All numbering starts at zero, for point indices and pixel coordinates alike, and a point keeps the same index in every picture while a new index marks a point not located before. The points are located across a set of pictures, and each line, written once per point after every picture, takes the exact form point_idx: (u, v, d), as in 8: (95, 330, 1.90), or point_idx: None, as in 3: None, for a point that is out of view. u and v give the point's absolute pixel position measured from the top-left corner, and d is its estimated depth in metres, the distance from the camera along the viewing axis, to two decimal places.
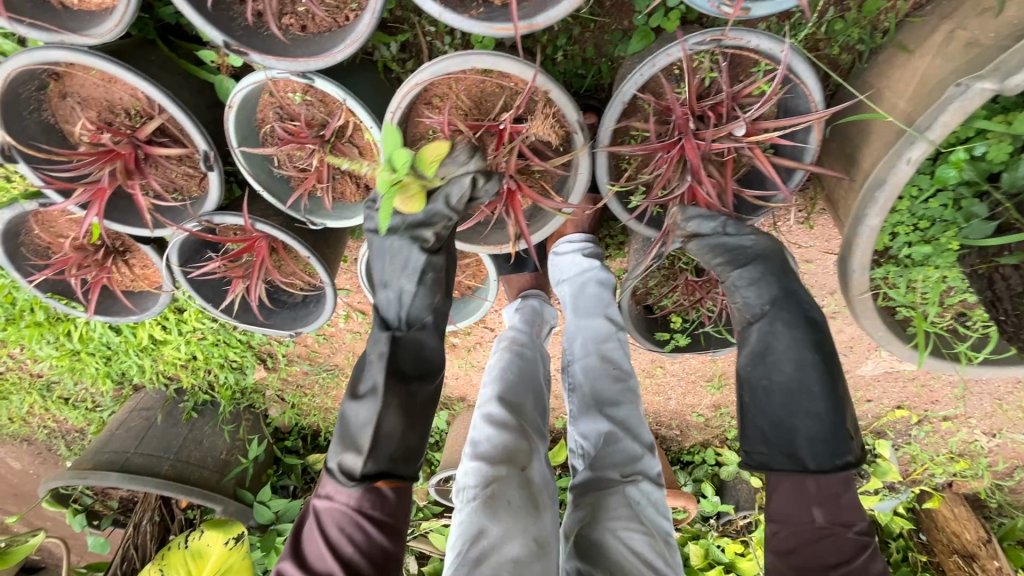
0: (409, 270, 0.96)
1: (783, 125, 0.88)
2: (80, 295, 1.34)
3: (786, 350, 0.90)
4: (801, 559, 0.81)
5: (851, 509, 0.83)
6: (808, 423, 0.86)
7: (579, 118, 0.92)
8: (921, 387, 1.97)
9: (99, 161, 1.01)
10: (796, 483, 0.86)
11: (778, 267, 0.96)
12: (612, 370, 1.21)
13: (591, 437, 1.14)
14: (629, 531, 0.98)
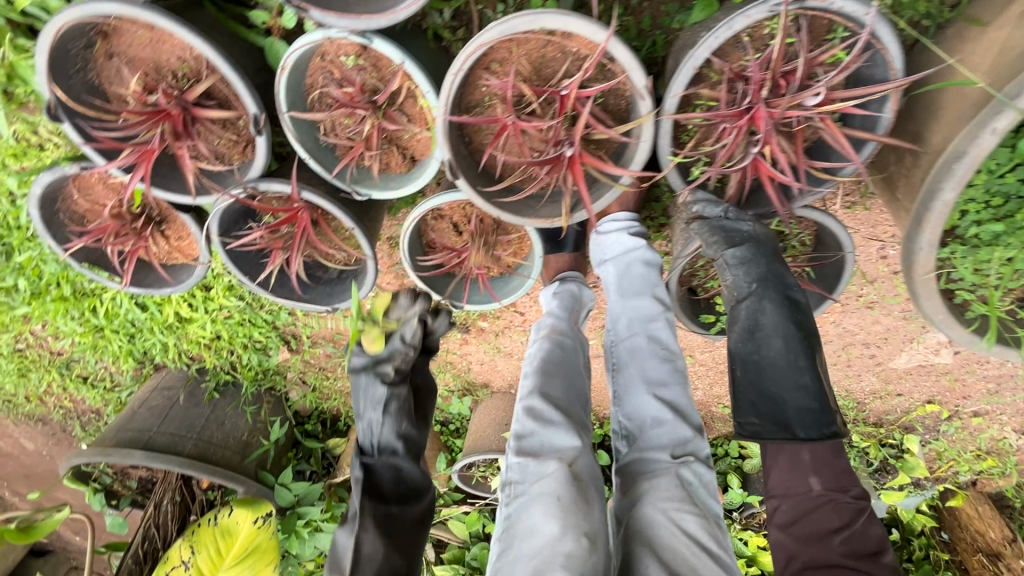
0: (374, 402, 1.08)
1: (860, 93, 0.85)
2: (115, 265, 1.31)
3: (774, 326, 0.98)
4: (803, 526, 0.89)
5: (844, 475, 0.92)
6: (796, 395, 0.93)
7: (647, 83, 0.89)
8: (954, 382, 1.88)
9: (150, 120, 0.99)
10: (792, 456, 0.93)
11: (769, 251, 1.05)
12: (659, 350, 1.17)
13: (639, 420, 1.11)
14: (682, 512, 0.94)
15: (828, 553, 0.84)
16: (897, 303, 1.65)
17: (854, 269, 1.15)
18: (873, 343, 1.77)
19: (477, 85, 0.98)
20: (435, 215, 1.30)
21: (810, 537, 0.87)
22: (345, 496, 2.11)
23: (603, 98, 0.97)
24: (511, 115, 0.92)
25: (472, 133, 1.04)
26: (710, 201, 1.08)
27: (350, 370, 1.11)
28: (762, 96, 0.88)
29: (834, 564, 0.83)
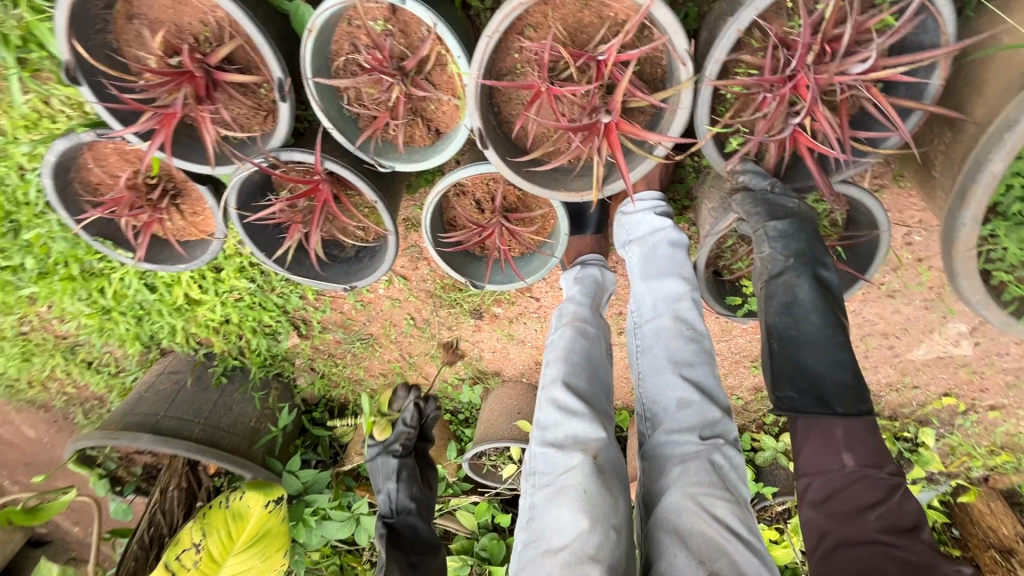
0: (389, 474, 1.51)
1: (910, 60, 0.83)
2: (129, 238, 1.29)
3: (810, 302, 0.98)
4: (835, 502, 0.87)
5: (878, 451, 0.89)
6: (833, 371, 0.94)
7: (688, 48, 0.87)
8: (972, 374, 1.81)
9: (174, 82, 0.95)
10: (825, 433, 0.92)
11: (810, 228, 1.03)
12: (685, 330, 1.13)
13: (665, 400, 1.07)
14: (713, 498, 0.90)
15: (862, 529, 0.82)
16: (919, 290, 1.61)
17: (888, 248, 1.14)
18: (892, 333, 1.72)
19: (509, 52, 0.96)
20: (458, 191, 1.28)
21: (843, 514, 0.86)
22: (352, 485, 2.10)
23: (638, 66, 0.95)
24: (546, 81, 0.89)
25: (501, 103, 1.02)
26: (755, 170, 1.03)
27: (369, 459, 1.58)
28: (807, 63, 0.85)
29: (868, 540, 0.81)
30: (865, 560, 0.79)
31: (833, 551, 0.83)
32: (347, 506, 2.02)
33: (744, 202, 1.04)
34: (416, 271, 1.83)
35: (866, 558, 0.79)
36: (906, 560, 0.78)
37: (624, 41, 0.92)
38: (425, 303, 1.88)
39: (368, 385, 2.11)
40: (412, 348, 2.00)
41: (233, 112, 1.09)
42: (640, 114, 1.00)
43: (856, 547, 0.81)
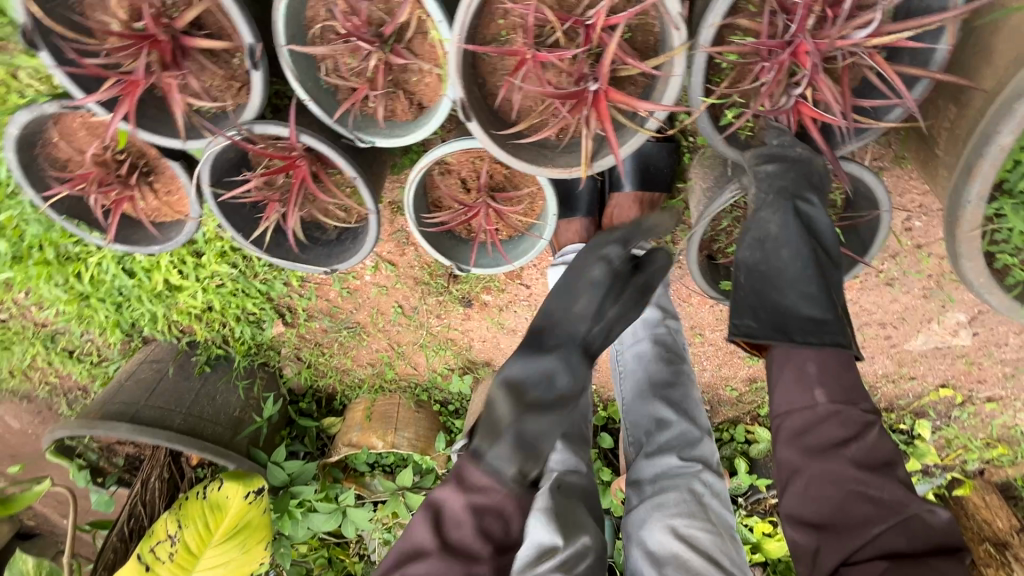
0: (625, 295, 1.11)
1: (916, 23, 0.79)
2: (99, 218, 1.23)
3: (780, 236, 0.95)
4: (808, 439, 0.85)
5: (854, 388, 0.86)
6: (796, 301, 0.91)
7: (681, 11, 0.82)
8: (970, 365, 1.77)
9: (137, 47, 0.90)
10: (798, 367, 0.88)
11: (807, 173, 0.98)
12: (667, 355, 1.20)
13: (645, 425, 1.13)
14: (691, 528, 0.93)
15: (838, 470, 0.81)
16: (917, 279, 1.57)
17: (889, 229, 1.09)
18: (890, 323, 1.68)
19: (493, 18, 0.91)
20: (442, 169, 1.23)
21: (817, 451, 0.84)
22: (340, 477, 2.00)
23: (630, 32, 0.91)
24: (532, 46, 0.84)
25: (486, 73, 0.97)
26: (777, 125, 0.99)
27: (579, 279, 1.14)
28: (807, 27, 0.81)
29: (841, 480, 0.81)
30: (834, 500, 0.81)
31: (803, 490, 0.84)
32: (334, 498, 1.95)
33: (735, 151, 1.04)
34: (403, 257, 1.78)
35: (836, 498, 0.81)
36: (877, 498, 0.79)
37: (613, 5, 0.87)
38: (413, 291, 1.83)
39: (356, 374, 2.05)
40: (401, 337, 1.95)
41: (206, 82, 1.04)
42: (632, 86, 0.96)
43: (827, 488, 0.82)
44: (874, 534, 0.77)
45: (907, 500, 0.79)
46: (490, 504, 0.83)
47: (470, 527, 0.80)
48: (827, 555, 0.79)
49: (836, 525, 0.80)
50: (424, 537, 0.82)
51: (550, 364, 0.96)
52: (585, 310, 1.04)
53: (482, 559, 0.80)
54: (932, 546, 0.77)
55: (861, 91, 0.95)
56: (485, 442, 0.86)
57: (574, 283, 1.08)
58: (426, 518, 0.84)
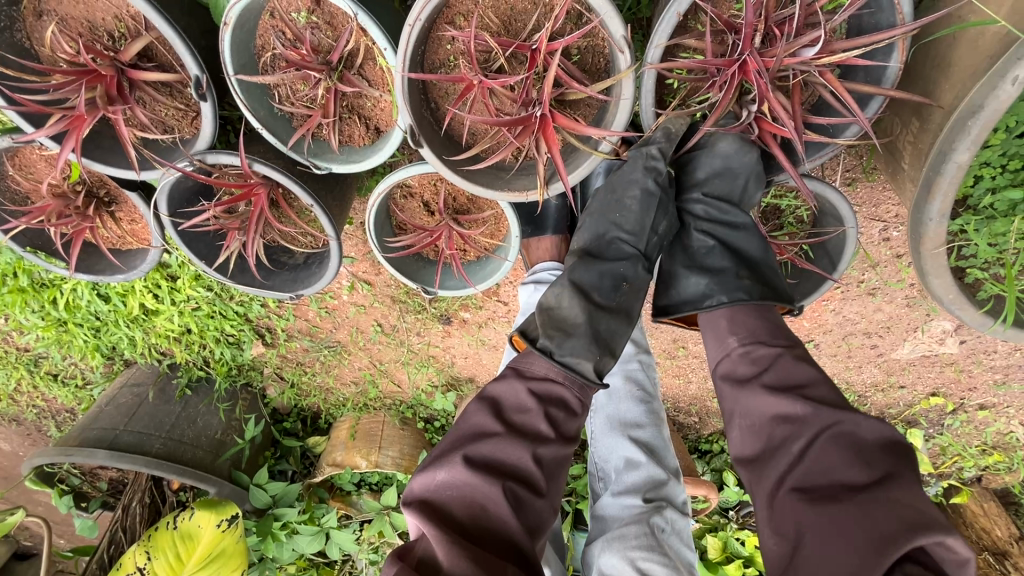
0: (644, 209, 1.01)
1: (864, 41, 0.77)
2: (59, 248, 1.22)
3: (693, 222, 1.06)
4: (733, 380, 0.90)
5: (765, 329, 0.92)
6: (704, 276, 1.02)
7: (625, 33, 0.80)
8: (960, 373, 1.68)
9: (80, 82, 0.89)
10: (713, 326, 0.98)
11: (717, 160, 1.00)
12: (637, 392, 1.15)
13: (612, 461, 1.09)
14: (649, 561, 0.93)
15: (756, 400, 0.84)
16: (901, 288, 1.48)
17: (856, 244, 1.09)
18: (874, 333, 1.60)
19: (440, 43, 0.90)
20: (405, 193, 1.21)
21: (741, 388, 0.88)
22: (326, 497, 1.93)
23: (580, 54, 0.89)
24: (477, 72, 0.83)
25: (438, 98, 0.96)
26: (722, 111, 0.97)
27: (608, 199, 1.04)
28: (754, 46, 0.80)
29: (761, 409, 0.83)
30: (760, 432, 0.83)
31: (740, 431, 0.86)
32: (318, 519, 1.86)
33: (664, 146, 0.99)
34: (380, 276, 1.72)
35: (763, 429, 0.82)
36: (794, 416, 0.79)
37: (559, 28, 0.87)
38: (391, 309, 1.78)
39: (340, 393, 2.00)
40: (382, 355, 1.89)
41: (159, 112, 1.03)
42: (586, 108, 0.94)
43: (754, 419, 0.84)
44: (796, 451, 0.76)
45: (832, 414, 0.75)
46: (555, 395, 0.89)
47: (538, 410, 0.86)
48: (763, 484, 0.79)
49: (761, 457, 0.81)
50: (486, 422, 0.85)
51: (614, 269, 1.00)
52: (634, 224, 1.02)
53: (548, 440, 0.84)
54: (875, 462, 0.70)
55: (817, 108, 0.94)
56: (559, 335, 0.93)
57: (617, 203, 1.03)
58: (485, 408, 0.87)
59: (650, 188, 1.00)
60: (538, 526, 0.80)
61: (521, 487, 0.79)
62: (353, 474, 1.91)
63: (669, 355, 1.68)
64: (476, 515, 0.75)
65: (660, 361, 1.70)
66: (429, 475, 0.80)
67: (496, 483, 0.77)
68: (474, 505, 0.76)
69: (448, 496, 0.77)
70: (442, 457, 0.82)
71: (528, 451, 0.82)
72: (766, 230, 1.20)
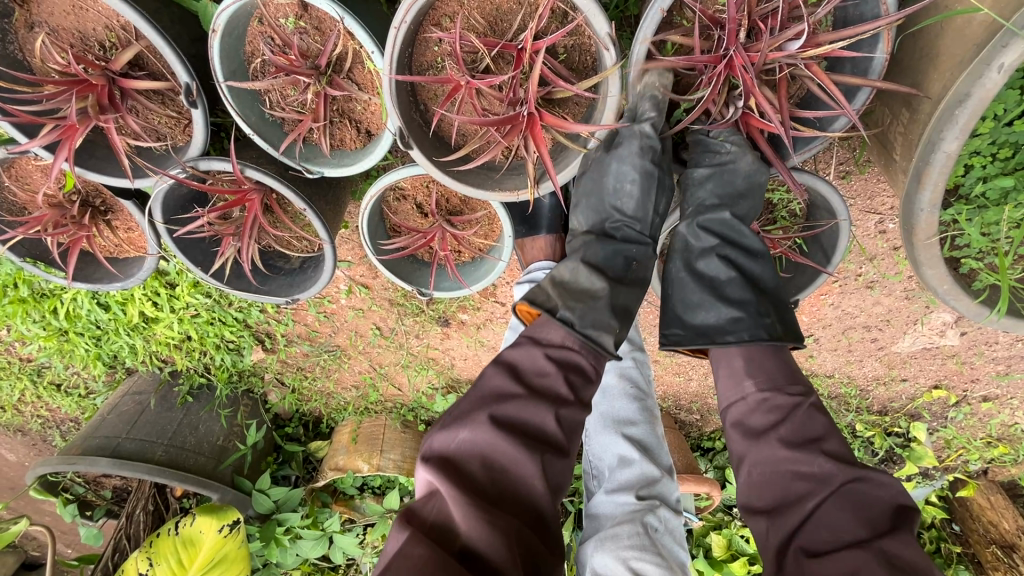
0: (641, 190, 0.98)
1: (847, 33, 0.78)
2: (57, 258, 1.23)
3: (704, 248, 1.01)
4: (746, 429, 0.89)
5: (781, 374, 0.90)
6: (725, 307, 0.96)
7: (609, 31, 0.81)
8: (961, 365, 1.66)
9: (71, 92, 0.91)
10: (727, 365, 0.94)
11: (736, 180, 0.97)
12: (630, 389, 1.16)
13: (606, 459, 1.10)
14: (642, 560, 0.93)
15: (769, 452, 0.83)
16: (899, 280, 1.48)
17: (849, 236, 1.09)
18: (874, 326, 1.58)
19: (427, 45, 0.91)
20: (397, 196, 1.21)
21: (755, 437, 0.87)
22: (328, 501, 1.90)
23: (566, 53, 0.90)
24: (464, 74, 0.84)
25: (427, 100, 0.97)
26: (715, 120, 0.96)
27: (601, 182, 1.00)
28: (738, 40, 0.81)
29: (774, 461, 0.83)
30: (774, 484, 0.82)
31: (748, 480, 0.86)
32: (321, 523, 1.86)
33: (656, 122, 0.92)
34: (377, 279, 1.71)
35: (776, 481, 0.82)
36: (809, 473, 0.79)
37: (543, 26, 0.87)
38: (389, 313, 1.77)
39: (340, 397, 1.98)
40: (382, 359, 1.88)
41: (152, 121, 1.05)
42: (575, 106, 0.95)
43: (764, 470, 0.83)
44: (810, 508, 0.77)
45: (847, 473, 0.77)
46: (572, 361, 0.88)
47: (558, 374, 0.84)
48: (771, 538, 0.79)
49: (775, 509, 0.81)
50: (505, 384, 0.83)
51: (626, 249, 1.00)
52: (636, 209, 1.00)
53: (567, 403, 0.83)
54: (880, 520, 0.72)
55: (806, 101, 0.94)
56: (580, 305, 0.91)
57: (614, 189, 0.99)
58: (503, 370, 0.85)
59: (646, 168, 0.96)
60: (558, 488, 0.80)
61: (544, 449, 0.78)
62: (356, 478, 1.89)
63: (668, 353, 1.67)
64: (498, 478, 0.74)
65: (659, 359, 1.70)
66: (448, 433, 0.77)
67: (519, 447, 0.76)
68: (494, 468, 0.74)
69: (468, 457, 0.75)
70: (464, 416, 0.78)
71: (551, 413, 0.81)
72: (759, 224, 1.20)
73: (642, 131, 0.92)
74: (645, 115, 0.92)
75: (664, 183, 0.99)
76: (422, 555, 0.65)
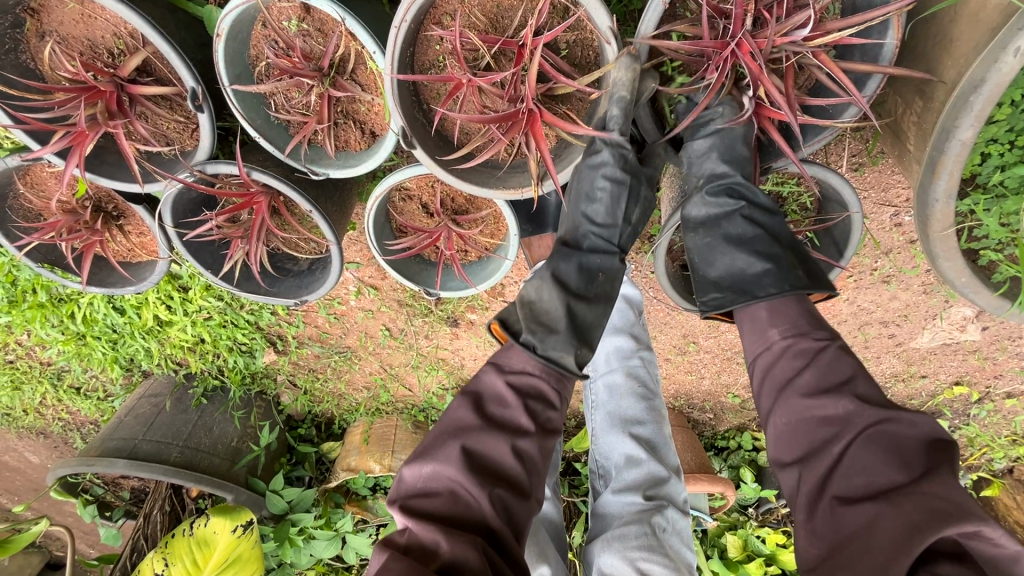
0: (613, 195, 0.98)
1: (854, 20, 0.76)
2: (72, 262, 1.25)
3: (729, 215, 0.99)
4: (771, 380, 0.86)
5: (805, 317, 0.88)
6: (757, 265, 0.94)
7: (610, 25, 0.80)
8: (984, 361, 1.61)
9: (80, 100, 0.93)
10: (752, 318, 0.93)
11: (731, 143, 0.98)
12: (638, 389, 1.16)
13: (613, 458, 1.10)
14: (649, 561, 0.92)
15: (793, 400, 0.81)
16: (916, 275, 1.44)
17: (861, 230, 1.07)
18: (892, 322, 1.54)
19: (429, 44, 0.91)
20: (403, 196, 1.22)
21: (780, 387, 0.84)
22: (341, 501, 1.90)
23: (567, 49, 0.90)
24: (465, 71, 0.83)
25: (429, 99, 0.97)
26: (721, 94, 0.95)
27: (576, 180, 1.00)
28: (745, 28, 0.80)
29: (798, 410, 0.80)
30: (801, 433, 0.79)
31: (775, 432, 0.83)
32: (334, 524, 1.86)
33: (622, 129, 0.91)
34: (386, 281, 1.71)
35: (801, 429, 0.79)
36: (834, 417, 0.76)
37: (544, 23, 0.87)
38: (398, 314, 1.76)
39: (352, 399, 1.98)
40: (392, 360, 1.88)
41: (161, 126, 1.07)
42: (578, 102, 0.96)
43: (790, 419, 0.81)
44: (838, 454, 0.73)
45: (878, 413, 0.72)
46: (532, 387, 0.88)
47: (518, 405, 0.84)
48: (801, 488, 0.76)
49: (804, 459, 0.77)
50: (466, 416, 0.84)
51: (590, 261, 1.00)
52: (606, 216, 1.00)
53: (527, 433, 0.83)
54: (914, 461, 0.67)
55: (814, 91, 0.93)
56: (542, 330, 0.91)
57: (588, 193, 0.99)
58: (467, 402, 0.86)
59: (617, 175, 0.97)
60: (521, 525, 0.78)
61: (506, 489, 0.78)
62: (368, 478, 1.87)
63: (680, 352, 1.63)
64: (462, 508, 0.74)
65: (670, 358, 1.67)
66: (412, 471, 0.78)
67: (479, 479, 0.76)
68: (457, 503, 0.74)
69: (431, 491, 0.76)
70: (430, 450, 0.79)
71: (507, 444, 0.81)
72: None
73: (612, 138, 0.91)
74: (613, 122, 0.89)
75: (634, 183, 1.00)
76: (403, 566, 0.64)
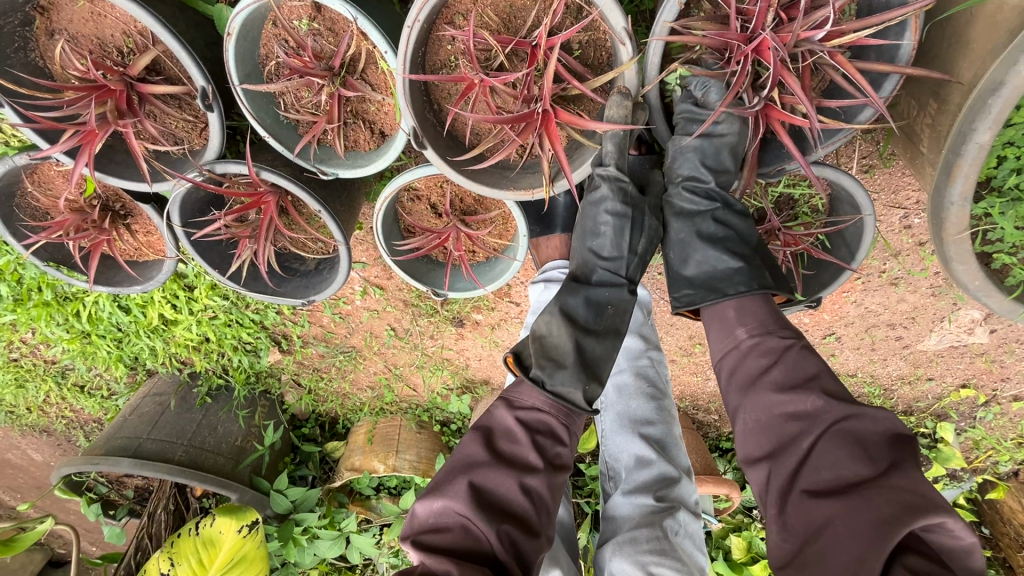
0: (616, 230, 1.03)
1: (873, 19, 0.76)
2: (79, 261, 1.25)
3: (704, 213, 1.01)
4: (738, 377, 0.87)
5: (771, 316, 0.90)
6: (725, 264, 0.96)
7: (625, 26, 0.79)
8: (991, 364, 1.60)
9: (90, 98, 0.92)
10: (720, 316, 0.94)
11: (714, 149, 0.98)
12: (647, 389, 1.15)
13: (623, 460, 1.09)
14: (660, 566, 0.92)
15: (762, 398, 0.81)
16: (924, 277, 1.43)
17: (874, 232, 1.07)
18: (899, 324, 1.53)
19: (441, 44, 0.91)
20: (412, 197, 1.21)
21: (746, 383, 0.85)
22: (345, 501, 1.90)
23: (580, 49, 0.89)
24: (478, 72, 0.83)
25: (440, 100, 0.97)
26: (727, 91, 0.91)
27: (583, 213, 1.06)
28: (767, 24, 0.80)
29: (767, 406, 0.81)
30: (770, 428, 0.79)
31: (744, 428, 0.83)
32: (338, 524, 1.85)
33: (619, 164, 1.01)
34: (392, 280, 1.71)
35: (770, 426, 0.80)
36: (801, 413, 0.77)
37: (557, 24, 0.87)
38: (404, 314, 1.76)
39: (356, 398, 1.98)
40: (396, 360, 1.87)
41: (169, 125, 1.06)
42: (590, 103, 0.95)
43: (759, 416, 0.81)
44: (806, 449, 0.74)
45: (843, 408, 0.73)
46: (543, 422, 0.92)
47: (527, 441, 0.88)
48: (771, 484, 0.77)
49: (773, 454, 0.78)
50: (476, 453, 0.88)
51: (598, 294, 1.03)
52: (612, 249, 1.04)
53: (536, 471, 0.87)
54: (879, 455, 0.69)
55: (828, 92, 0.93)
56: (550, 365, 0.95)
57: (593, 229, 1.05)
58: (478, 439, 0.90)
59: (618, 209, 1.01)
60: (530, 562, 0.81)
61: (514, 525, 0.81)
62: (372, 478, 1.87)
63: (686, 353, 1.63)
64: (472, 541, 0.78)
65: (676, 359, 1.67)
66: (425, 506, 0.83)
67: (487, 515, 0.79)
68: (467, 537, 0.78)
69: (443, 526, 0.80)
70: (440, 486, 0.84)
71: (515, 481, 0.84)
72: (780, 221, 1.19)
73: (609, 173, 1.01)
74: (607, 157, 1.01)
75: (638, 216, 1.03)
76: None
